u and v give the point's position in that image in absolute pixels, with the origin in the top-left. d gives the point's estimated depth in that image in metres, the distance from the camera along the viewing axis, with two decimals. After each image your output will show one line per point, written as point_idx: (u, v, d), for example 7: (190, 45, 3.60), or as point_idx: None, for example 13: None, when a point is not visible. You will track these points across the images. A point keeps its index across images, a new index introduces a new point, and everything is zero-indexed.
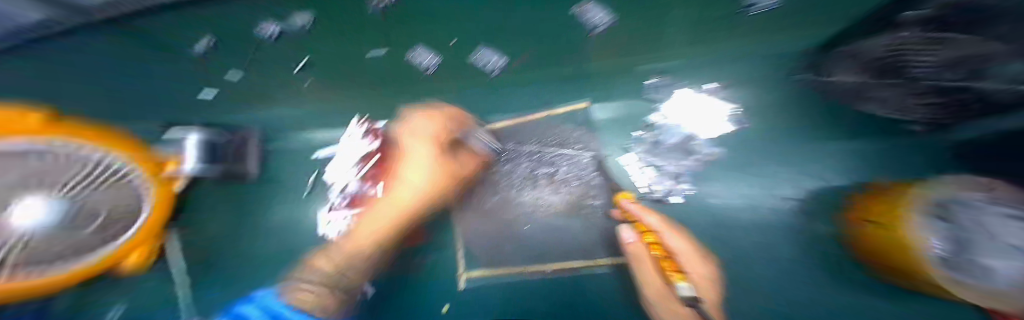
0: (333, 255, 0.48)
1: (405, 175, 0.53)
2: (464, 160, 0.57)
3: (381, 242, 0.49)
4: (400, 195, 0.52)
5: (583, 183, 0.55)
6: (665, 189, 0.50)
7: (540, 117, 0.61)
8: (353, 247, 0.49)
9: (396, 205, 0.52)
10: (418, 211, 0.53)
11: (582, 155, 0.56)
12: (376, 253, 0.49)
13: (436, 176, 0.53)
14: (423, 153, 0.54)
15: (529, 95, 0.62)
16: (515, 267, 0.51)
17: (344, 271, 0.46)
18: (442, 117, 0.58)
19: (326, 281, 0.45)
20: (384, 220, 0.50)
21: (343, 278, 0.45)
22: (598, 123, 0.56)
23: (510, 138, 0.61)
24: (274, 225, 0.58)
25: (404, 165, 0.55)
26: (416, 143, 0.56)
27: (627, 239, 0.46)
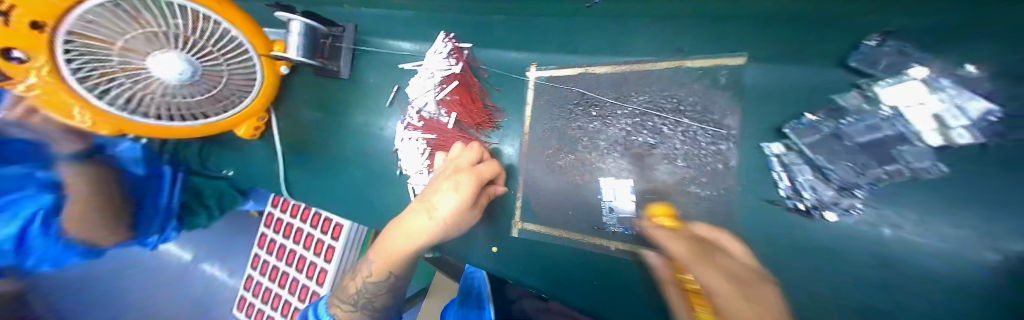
0: (366, 269, 0.49)
1: (435, 213, 0.43)
2: (481, 202, 0.49)
3: (390, 269, 0.47)
4: (420, 219, 0.44)
5: (694, 166, 0.43)
6: (825, 202, 0.35)
7: (662, 67, 0.46)
8: (377, 271, 0.48)
9: (427, 219, 0.44)
10: (434, 242, 0.46)
11: (703, 130, 0.43)
12: (390, 279, 0.49)
13: (451, 219, 0.45)
14: (457, 194, 0.43)
15: (654, 39, 0.47)
16: (578, 234, 0.51)
17: (366, 298, 0.49)
18: (478, 153, 0.49)
19: (355, 299, 0.49)
20: (402, 245, 0.45)
21: (367, 305, 0.49)
22: (746, 91, 0.42)
23: (611, 90, 0.49)
24: (359, 128, 0.61)
25: (432, 193, 0.45)
26: (444, 184, 0.44)
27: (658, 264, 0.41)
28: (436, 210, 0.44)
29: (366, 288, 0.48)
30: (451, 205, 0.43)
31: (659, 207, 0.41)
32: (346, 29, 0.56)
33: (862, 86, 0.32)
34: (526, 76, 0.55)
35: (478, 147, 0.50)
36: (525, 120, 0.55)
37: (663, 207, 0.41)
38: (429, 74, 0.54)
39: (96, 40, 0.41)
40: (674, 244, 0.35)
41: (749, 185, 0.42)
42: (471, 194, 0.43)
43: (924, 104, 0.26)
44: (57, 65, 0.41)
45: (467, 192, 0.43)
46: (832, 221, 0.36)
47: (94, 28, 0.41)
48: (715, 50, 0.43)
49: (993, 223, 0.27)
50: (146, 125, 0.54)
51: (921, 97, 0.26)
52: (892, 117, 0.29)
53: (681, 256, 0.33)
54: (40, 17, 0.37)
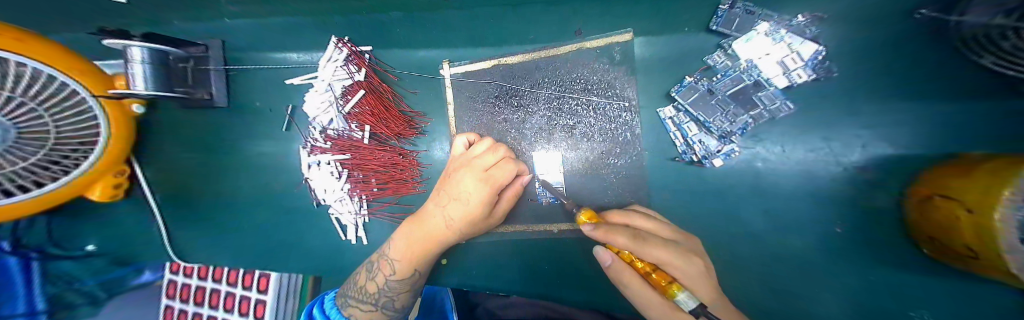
0: (386, 267, 0.43)
1: (450, 213, 0.42)
2: (505, 204, 0.45)
3: (418, 267, 0.43)
4: (436, 216, 0.42)
5: (610, 139, 0.46)
6: (706, 151, 0.42)
7: (566, 51, 0.48)
8: (402, 270, 0.42)
9: (460, 205, 0.41)
10: (446, 241, 0.43)
11: (612, 104, 0.46)
12: (415, 279, 0.44)
13: (478, 206, 0.41)
14: (473, 196, 0.41)
15: (557, 21, 0.47)
16: (523, 224, 0.50)
17: (389, 296, 0.43)
18: (500, 155, 0.43)
19: (376, 298, 0.42)
20: (420, 243, 0.43)
21: (390, 304, 0.43)
22: (638, 64, 0.46)
23: (525, 78, 0.50)
24: (261, 162, 0.53)
25: (452, 187, 0.43)
26: (468, 176, 0.41)
27: (605, 262, 0.33)
28: (469, 194, 0.41)
29: (383, 285, 0.42)
30: (479, 188, 0.41)
31: (583, 212, 0.35)
32: (211, 48, 0.47)
33: (723, 45, 0.42)
34: (440, 73, 0.51)
35: (502, 148, 0.44)
36: (449, 121, 0.52)
37: (585, 210, 0.36)
38: (328, 87, 0.48)
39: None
40: (612, 236, 0.30)
41: (657, 149, 0.46)
42: (488, 197, 0.41)
43: (769, 54, 0.38)
44: None
45: (486, 192, 0.41)
46: (718, 166, 0.43)
47: None
48: (608, 28, 0.46)
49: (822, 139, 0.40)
50: None
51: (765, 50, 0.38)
52: (747, 68, 0.39)
53: (626, 246, 0.29)
54: None
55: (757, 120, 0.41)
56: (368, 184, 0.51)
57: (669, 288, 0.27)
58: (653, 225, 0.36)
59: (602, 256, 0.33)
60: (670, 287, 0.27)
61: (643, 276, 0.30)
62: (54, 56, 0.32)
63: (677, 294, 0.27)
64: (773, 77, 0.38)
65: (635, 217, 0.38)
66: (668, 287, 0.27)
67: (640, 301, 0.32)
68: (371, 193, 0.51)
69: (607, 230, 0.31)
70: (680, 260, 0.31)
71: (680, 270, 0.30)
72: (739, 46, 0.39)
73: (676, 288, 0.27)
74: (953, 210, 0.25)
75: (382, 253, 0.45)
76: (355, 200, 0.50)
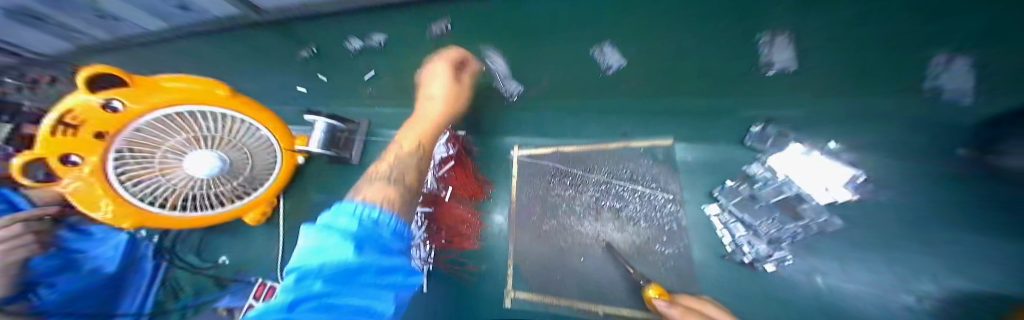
0: (393, 163, 0.51)
1: (431, 92, 0.61)
2: (463, 85, 0.62)
3: (420, 142, 0.56)
4: (417, 124, 0.59)
5: (655, 226, 0.52)
6: (757, 254, 0.44)
7: (613, 147, 0.59)
8: (410, 145, 0.55)
9: (429, 115, 0.60)
10: (432, 123, 0.59)
11: (657, 195, 0.53)
12: (417, 156, 0.54)
13: (444, 91, 0.60)
14: (438, 89, 0.60)
15: (606, 125, 0.61)
16: (569, 300, 0.51)
17: (398, 171, 0.50)
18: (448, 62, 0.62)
19: (387, 173, 0.49)
20: (423, 128, 0.58)
21: (399, 179, 0.48)
22: (680, 165, 0.54)
23: (579, 164, 0.61)
24: None
25: (424, 93, 0.62)
26: (435, 83, 0.61)
27: None
28: (434, 98, 0.61)
29: (390, 175, 0.49)
30: (446, 84, 0.60)
31: (652, 287, 0.43)
32: (360, 124, 0.69)
33: (760, 159, 0.48)
34: (509, 153, 0.65)
35: (467, 55, 0.63)
36: (510, 190, 0.63)
37: (654, 286, 0.43)
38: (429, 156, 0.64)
39: (143, 143, 0.50)
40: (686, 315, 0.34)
41: (704, 243, 0.49)
42: (451, 75, 0.60)
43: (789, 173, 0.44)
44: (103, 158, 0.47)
45: (449, 80, 0.60)
46: (773, 272, 0.43)
47: (145, 133, 0.50)
48: (651, 134, 0.57)
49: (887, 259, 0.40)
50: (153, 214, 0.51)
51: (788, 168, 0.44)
52: (786, 181, 0.44)
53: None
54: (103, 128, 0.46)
55: (807, 232, 0.43)
56: (438, 236, 0.60)
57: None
58: None
59: None
60: None
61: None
62: (268, 120, 0.59)
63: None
64: (813, 194, 0.42)
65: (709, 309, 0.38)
66: None
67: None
68: (439, 243, 0.60)
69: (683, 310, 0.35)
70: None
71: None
72: (777, 161, 0.46)
73: None
74: None
75: (361, 182, 0.50)
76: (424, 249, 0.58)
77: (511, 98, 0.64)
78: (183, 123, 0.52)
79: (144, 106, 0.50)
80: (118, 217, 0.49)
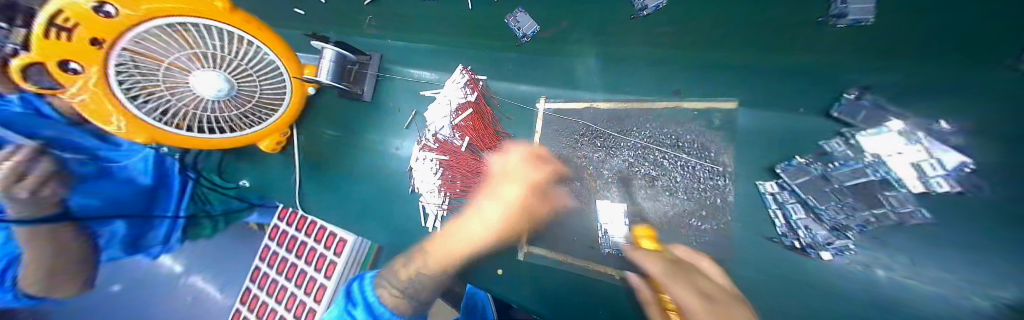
0: (417, 261, 0.50)
1: (484, 213, 0.50)
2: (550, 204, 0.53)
3: (455, 261, 0.49)
4: (470, 227, 0.49)
5: (695, 199, 0.46)
6: (813, 238, 0.38)
7: (660, 107, 0.51)
8: (435, 265, 0.49)
9: (466, 240, 0.49)
10: (469, 255, 0.50)
11: (703, 165, 0.46)
12: (448, 273, 0.50)
13: (506, 214, 0.49)
14: (494, 211, 0.49)
15: (652, 81, 0.52)
16: (583, 261, 0.50)
17: (414, 287, 0.50)
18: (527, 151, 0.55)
19: (405, 285, 0.49)
20: (444, 255, 0.49)
21: (415, 294, 0.50)
22: (738, 132, 0.46)
23: (614, 124, 0.53)
24: (374, 147, 0.65)
25: (477, 208, 0.51)
26: (499, 196, 0.50)
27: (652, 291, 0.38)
28: (486, 219, 0.49)
29: (405, 277, 0.50)
30: (502, 205, 0.49)
31: (641, 231, 0.42)
32: (372, 58, 0.61)
33: (844, 133, 0.36)
34: (536, 106, 0.58)
35: (530, 153, 0.54)
36: (532, 147, 0.58)
37: (644, 228, 0.42)
38: (448, 102, 0.58)
39: (149, 59, 0.44)
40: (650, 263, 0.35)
41: (744, 219, 0.46)
42: (523, 194, 0.50)
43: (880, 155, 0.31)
44: (107, 77, 0.44)
45: (518, 192, 0.50)
46: (827, 260, 0.38)
47: (146, 46, 0.43)
48: (709, 95, 0.48)
49: None
50: (180, 136, 0.54)
51: (876, 150, 0.32)
52: (874, 163, 0.32)
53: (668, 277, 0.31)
54: (100, 35, 0.40)
55: (879, 226, 0.34)
56: (453, 184, 0.58)
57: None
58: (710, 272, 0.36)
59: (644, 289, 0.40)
60: None
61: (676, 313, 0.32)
62: (273, 39, 0.52)
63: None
64: (904, 179, 0.29)
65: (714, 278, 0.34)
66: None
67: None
68: (454, 192, 0.58)
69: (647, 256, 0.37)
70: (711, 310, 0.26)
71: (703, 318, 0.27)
72: (864, 139, 0.33)
73: None
74: None
75: (395, 260, 0.55)
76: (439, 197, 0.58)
77: (522, 39, 0.55)
78: (177, 30, 0.44)
79: (142, 13, 0.41)
80: (132, 132, 0.51)
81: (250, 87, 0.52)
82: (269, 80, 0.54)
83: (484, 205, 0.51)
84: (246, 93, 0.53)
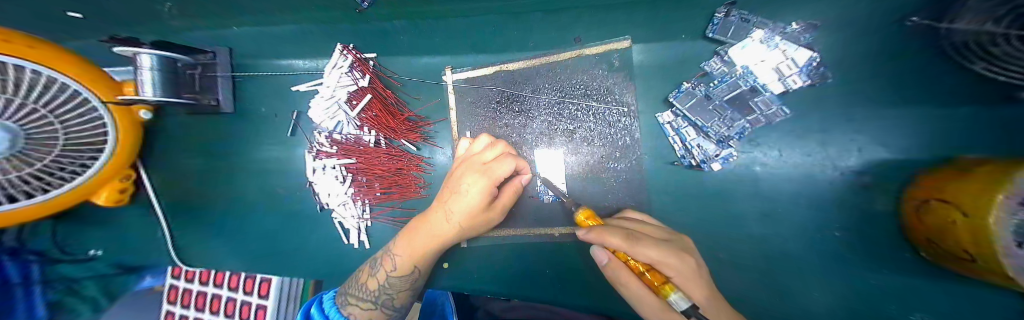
0: (388, 263, 0.44)
1: (451, 209, 0.41)
2: (507, 198, 0.43)
3: (416, 263, 0.43)
4: (438, 220, 0.42)
5: (610, 143, 0.47)
6: (704, 155, 0.43)
7: (564, 57, 0.49)
8: (401, 266, 0.43)
9: (434, 235, 0.42)
10: (451, 241, 0.44)
11: (612, 109, 0.47)
12: (412, 278, 0.44)
13: (473, 201, 0.40)
14: (474, 188, 0.40)
15: (554, 30, 0.49)
16: (524, 228, 0.50)
17: (388, 294, 0.43)
18: (501, 150, 0.43)
19: (376, 296, 0.43)
20: (425, 243, 0.43)
21: (389, 302, 0.44)
22: (636, 70, 0.47)
23: (526, 85, 0.51)
24: (267, 165, 0.54)
25: (453, 181, 0.43)
26: (468, 171, 0.41)
27: (602, 261, 0.34)
28: (453, 212, 0.41)
29: (377, 289, 0.43)
30: (489, 186, 0.40)
31: (583, 212, 0.36)
32: (218, 56, 0.48)
33: (719, 52, 0.43)
34: (443, 80, 0.52)
35: (502, 144, 0.44)
36: (450, 126, 0.53)
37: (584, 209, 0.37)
38: (332, 93, 0.49)
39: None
40: (605, 237, 0.30)
41: (657, 153, 0.46)
42: (489, 190, 0.40)
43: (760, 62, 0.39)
44: None
45: (485, 183, 0.40)
46: (715, 170, 0.43)
47: None
48: (608, 36, 0.47)
49: (812, 140, 0.41)
50: None
51: (747, 61, 0.40)
52: (743, 74, 0.41)
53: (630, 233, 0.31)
54: None
55: (754, 127, 0.42)
56: (371, 188, 0.52)
57: (663, 288, 0.27)
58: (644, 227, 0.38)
59: (600, 256, 0.33)
60: (662, 288, 0.27)
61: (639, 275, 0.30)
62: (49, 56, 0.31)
63: (667, 295, 0.26)
64: (768, 83, 0.40)
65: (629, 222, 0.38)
66: (661, 288, 0.27)
67: (637, 298, 0.31)
68: (374, 197, 0.52)
69: (601, 231, 0.31)
70: (678, 262, 0.31)
71: (674, 269, 0.30)
72: (734, 53, 0.40)
73: (668, 288, 0.27)
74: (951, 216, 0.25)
75: (367, 263, 0.47)
76: (357, 205, 0.51)
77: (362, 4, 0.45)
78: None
79: None
80: None
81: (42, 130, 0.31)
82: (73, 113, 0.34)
83: (464, 179, 0.41)
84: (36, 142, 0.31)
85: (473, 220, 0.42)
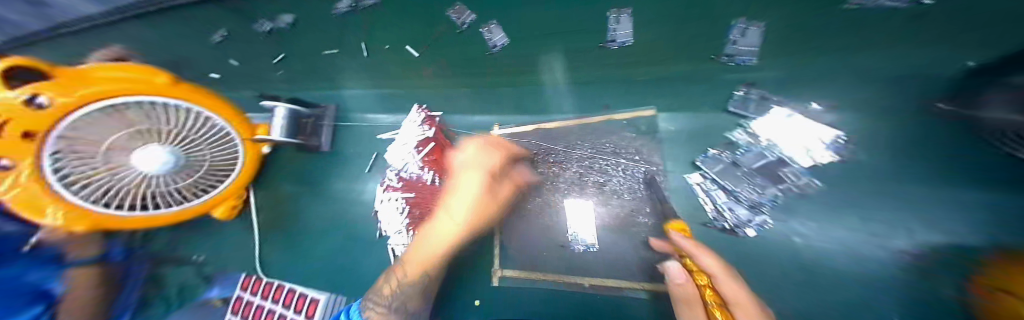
0: (398, 269, 0.49)
1: (453, 208, 0.50)
2: (505, 189, 0.53)
3: (427, 269, 0.48)
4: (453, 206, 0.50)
5: (638, 198, 0.51)
6: (739, 218, 0.44)
7: (597, 120, 0.57)
8: (412, 271, 0.48)
9: (442, 236, 0.50)
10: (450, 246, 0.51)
11: (640, 167, 0.52)
12: (425, 285, 0.49)
13: (479, 206, 0.51)
14: (473, 188, 0.50)
15: (588, 97, 0.58)
16: (556, 273, 0.51)
17: (401, 298, 0.47)
18: (480, 146, 0.54)
19: (391, 299, 0.46)
20: (433, 249, 0.49)
21: (404, 305, 0.47)
22: (663, 135, 0.52)
23: (561, 141, 0.58)
24: (339, 196, 0.64)
25: (455, 188, 0.52)
26: (467, 175, 0.51)
27: (676, 279, 0.40)
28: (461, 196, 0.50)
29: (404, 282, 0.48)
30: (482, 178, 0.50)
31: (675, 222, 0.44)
32: (327, 109, 0.63)
33: (743, 125, 0.47)
34: (491, 134, 0.62)
35: (484, 143, 0.55)
36: None
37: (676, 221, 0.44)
38: (405, 140, 0.60)
39: (87, 143, 0.36)
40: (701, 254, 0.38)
41: (688, 212, 0.48)
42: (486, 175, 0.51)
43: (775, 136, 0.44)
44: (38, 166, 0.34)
45: (484, 175, 0.50)
46: (754, 236, 0.43)
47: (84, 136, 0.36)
48: (636, 104, 0.55)
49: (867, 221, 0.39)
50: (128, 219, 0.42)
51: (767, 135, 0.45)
52: (768, 145, 0.44)
53: (715, 271, 0.37)
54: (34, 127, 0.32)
55: (786, 195, 0.43)
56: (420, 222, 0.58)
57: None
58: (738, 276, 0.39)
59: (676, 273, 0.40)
60: None
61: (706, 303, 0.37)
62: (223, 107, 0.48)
63: None
64: (796, 156, 0.43)
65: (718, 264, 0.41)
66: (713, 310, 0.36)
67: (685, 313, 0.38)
68: None
69: (698, 248, 0.39)
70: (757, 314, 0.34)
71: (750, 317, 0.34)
72: (757, 125, 0.46)
73: None
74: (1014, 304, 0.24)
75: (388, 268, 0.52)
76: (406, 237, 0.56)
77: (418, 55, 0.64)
78: (119, 112, 0.38)
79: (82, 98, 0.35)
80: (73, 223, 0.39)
81: (198, 154, 0.45)
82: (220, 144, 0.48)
83: (467, 161, 0.53)
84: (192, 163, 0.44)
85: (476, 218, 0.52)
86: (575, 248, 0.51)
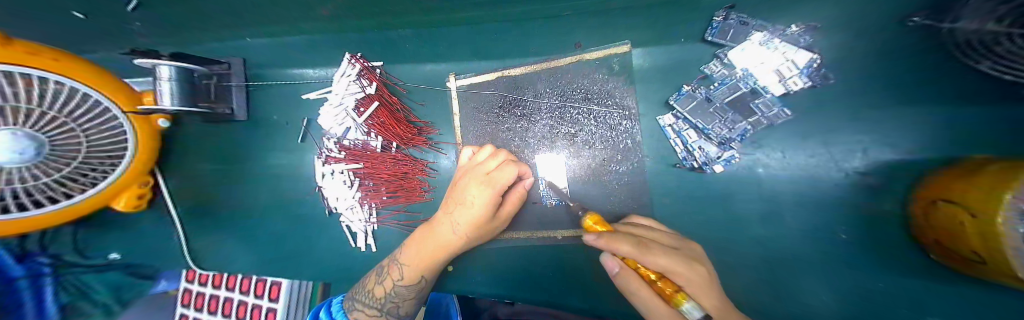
0: (394, 272, 0.44)
1: (456, 220, 0.42)
2: (510, 207, 0.44)
3: (425, 273, 0.43)
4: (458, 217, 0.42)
5: (611, 146, 0.48)
6: (706, 157, 0.44)
7: (565, 63, 0.50)
8: (408, 276, 0.43)
9: (440, 242, 0.42)
10: (457, 250, 0.44)
11: (613, 112, 0.48)
12: (420, 288, 0.44)
13: (484, 216, 0.41)
14: (479, 200, 0.40)
15: (556, 33, 0.50)
16: (528, 231, 0.50)
17: (394, 302, 0.43)
18: (503, 158, 0.43)
19: (382, 303, 0.43)
20: (430, 252, 0.43)
21: (394, 310, 0.43)
22: (637, 74, 0.48)
23: (527, 89, 0.51)
24: (279, 171, 0.56)
25: (459, 191, 0.43)
26: (473, 182, 0.41)
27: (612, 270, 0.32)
28: (467, 205, 0.41)
29: (394, 290, 0.43)
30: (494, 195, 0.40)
31: (590, 217, 0.35)
32: (233, 65, 0.50)
33: (719, 55, 0.44)
34: (447, 86, 0.53)
35: (503, 153, 0.44)
36: (455, 130, 0.54)
37: (592, 215, 0.35)
38: (340, 100, 0.50)
39: None
40: (616, 244, 0.28)
41: (658, 156, 0.47)
42: (493, 200, 0.40)
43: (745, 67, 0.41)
44: None
45: (491, 195, 0.39)
46: (718, 172, 0.44)
47: None
48: (608, 40, 0.48)
49: None
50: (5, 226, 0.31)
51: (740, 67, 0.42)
52: (743, 76, 0.42)
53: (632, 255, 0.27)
54: None
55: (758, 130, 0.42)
56: (379, 191, 0.53)
57: (675, 297, 0.27)
58: (656, 235, 0.36)
59: (609, 264, 0.32)
60: (676, 297, 0.26)
61: (650, 284, 0.29)
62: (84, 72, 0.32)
63: (682, 303, 0.26)
64: (768, 85, 0.40)
65: (641, 230, 0.37)
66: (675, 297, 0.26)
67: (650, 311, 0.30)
68: (382, 201, 0.53)
69: (611, 237, 0.29)
70: (692, 271, 0.29)
71: (686, 277, 0.29)
72: (733, 55, 0.42)
73: (681, 298, 0.26)
74: (956, 219, 0.24)
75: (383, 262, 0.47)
76: (365, 210, 0.53)
77: None
78: None
79: None
80: None
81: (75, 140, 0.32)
82: (97, 122, 0.34)
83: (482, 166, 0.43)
84: (65, 151, 0.31)
85: (481, 230, 0.43)
86: (548, 203, 0.49)
